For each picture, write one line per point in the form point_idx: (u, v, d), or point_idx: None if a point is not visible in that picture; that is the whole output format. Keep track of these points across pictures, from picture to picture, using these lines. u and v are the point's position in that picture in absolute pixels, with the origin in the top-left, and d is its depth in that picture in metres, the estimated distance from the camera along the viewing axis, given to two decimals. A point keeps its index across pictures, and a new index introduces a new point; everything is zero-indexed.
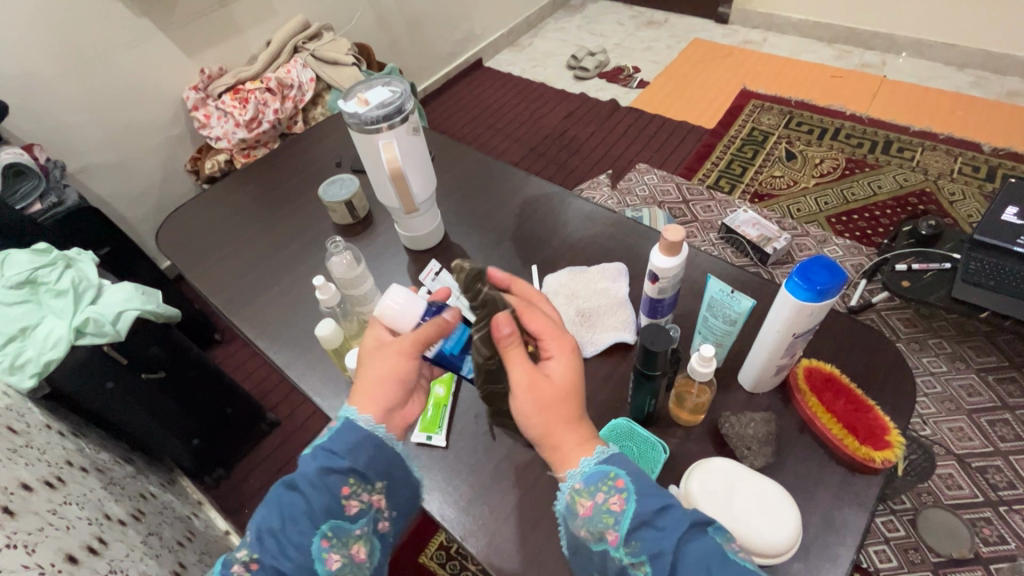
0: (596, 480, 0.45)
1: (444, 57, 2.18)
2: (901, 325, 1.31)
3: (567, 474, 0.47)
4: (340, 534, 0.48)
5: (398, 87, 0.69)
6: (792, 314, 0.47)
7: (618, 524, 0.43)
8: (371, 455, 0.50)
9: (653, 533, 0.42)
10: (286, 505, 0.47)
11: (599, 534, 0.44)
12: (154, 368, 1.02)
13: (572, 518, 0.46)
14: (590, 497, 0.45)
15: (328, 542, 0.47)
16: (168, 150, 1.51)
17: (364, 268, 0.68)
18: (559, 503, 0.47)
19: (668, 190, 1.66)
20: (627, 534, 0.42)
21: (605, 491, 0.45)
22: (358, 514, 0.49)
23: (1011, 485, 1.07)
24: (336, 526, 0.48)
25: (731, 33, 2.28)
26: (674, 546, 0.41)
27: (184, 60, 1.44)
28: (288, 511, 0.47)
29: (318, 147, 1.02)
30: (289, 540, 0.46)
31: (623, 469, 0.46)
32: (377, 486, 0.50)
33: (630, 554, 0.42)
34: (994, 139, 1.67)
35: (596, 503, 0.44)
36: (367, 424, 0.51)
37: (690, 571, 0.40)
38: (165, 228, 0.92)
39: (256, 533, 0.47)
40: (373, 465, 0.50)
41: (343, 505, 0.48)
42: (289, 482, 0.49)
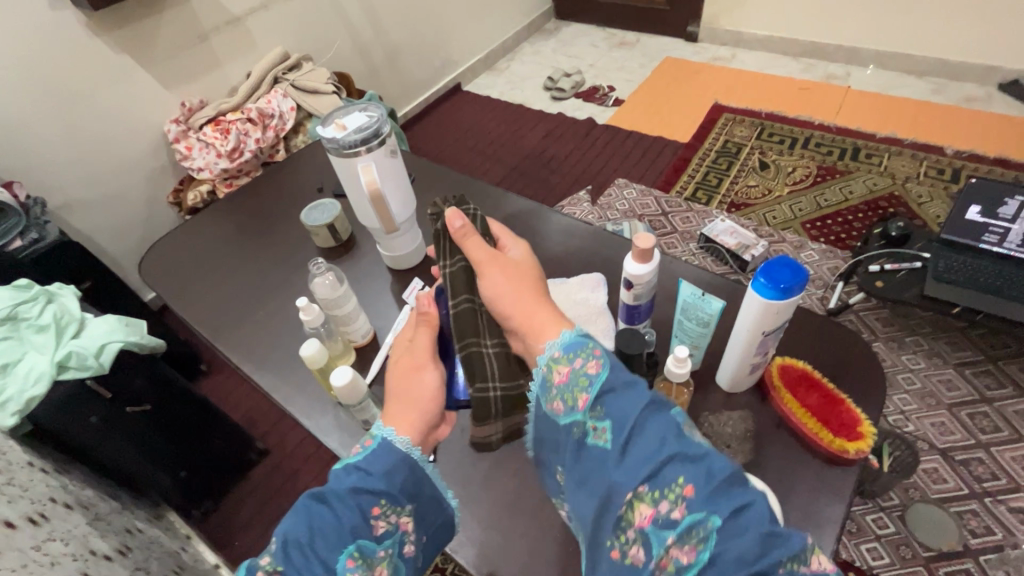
0: (574, 348, 0.45)
1: (423, 82, 2.23)
2: (878, 324, 1.34)
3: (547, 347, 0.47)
4: (366, 553, 0.44)
5: (374, 111, 0.71)
6: (760, 312, 0.49)
7: (589, 386, 0.42)
8: (404, 478, 0.49)
9: (619, 400, 0.40)
10: (317, 521, 0.44)
11: (570, 402, 0.43)
12: (139, 401, 1.02)
13: (550, 391, 0.45)
14: (568, 362, 0.44)
15: (355, 562, 0.43)
16: (150, 183, 1.51)
17: (347, 288, 0.69)
18: (537, 377, 0.47)
19: (647, 203, 1.70)
20: (596, 397, 0.41)
21: (582, 357, 0.44)
22: (384, 535, 0.46)
23: (995, 476, 1.09)
24: (365, 547, 0.44)
25: (700, 50, 2.36)
26: (636, 416, 0.39)
27: (165, 94, 1.46)
28: (318, 526, 0.44)
29: (299, 174, 1.04)
30: (316, 555, 0.42)
31: (604, 344, 0.45)
32: (405, 509, 0.48)
33: (594, 418, 0.41)
34: (956, 142, 1.74)
35: (573, 367, 0.44)
36: (403, 445, 0.50)
37: (643, 443, 0.37)
38: (148, 259, 0.92)
39: (283, 546, 0.43)
40: (407, 486, 0.49)
41: (372, 525, 0.45)
42: (319, 496, 0.46)
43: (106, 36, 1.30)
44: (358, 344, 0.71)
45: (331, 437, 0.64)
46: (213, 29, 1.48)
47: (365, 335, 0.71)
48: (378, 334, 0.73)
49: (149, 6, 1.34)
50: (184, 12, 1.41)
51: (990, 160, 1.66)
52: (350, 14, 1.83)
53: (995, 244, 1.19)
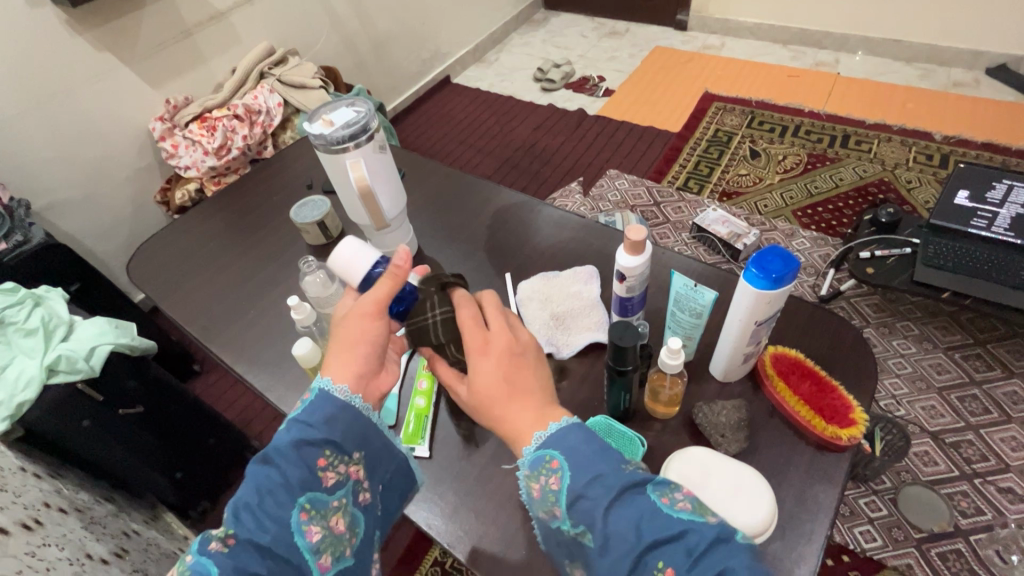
0: (537, 465, 0.45)
1: (412, 76, 2.21)
2: (869, 310, 1.35)
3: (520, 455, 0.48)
4: (319, 504, 0.46)
5: (362, 106, 0.70)
6: (753, 302, 0.49)
7: (558, 500, 0.43)
8: (347, 426, 0.50)
9: (587, 505, 0.41)
10: (264, 479, 0.45)
11: (550, 513, 0.44)
12: (131, 403, 1.01)
13: (532, 503, 0.46)
14: (536, 480, 0.45)
15: (308, 514, 0.45)
16: (136, 183, 1.49)
17: (338, 285, 0.68)
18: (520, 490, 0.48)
19: (639, 193, 1.70)
20: (566, 511, 0.42)
21: (546, 474, 0.44)
22: (335, 484, 0.48)
23: (984, 458, 1.11)
24: (317, 498, 0.46)
25: (690, 39, 2.35)
26: (604, 515, 0.40)
27: (149, 92, 1.43)
28: (266, 485, 0.45)
29: (288, 170, 1.03)
30: (268, 513, 0.44)
31: (560, 446, 0.45)
32: (353, 457, 0.50)
33: (575, 527, 0.42)
34: (945, 128, 1.74)
35: (542, 485, 0.45)
36: (342, 394, 0.51)
37: (619, 543, 0.38)
38: (136, 259, 0.91)
39: (233, 512, 0.44)
40: (350, 435, 0.50)
41: (320, 476, 0.47)
42: (264, 458, 0.47)
43: (87, 33, 1.28)
44: None
45: None
46: (197, 25, 1.46)
47: None
48: None
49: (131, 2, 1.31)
50: (167, 8, 1.38)
51: (979, 145, 1.67)
52: (336, 7, 1.80)
53: (983, 229, 1.19)
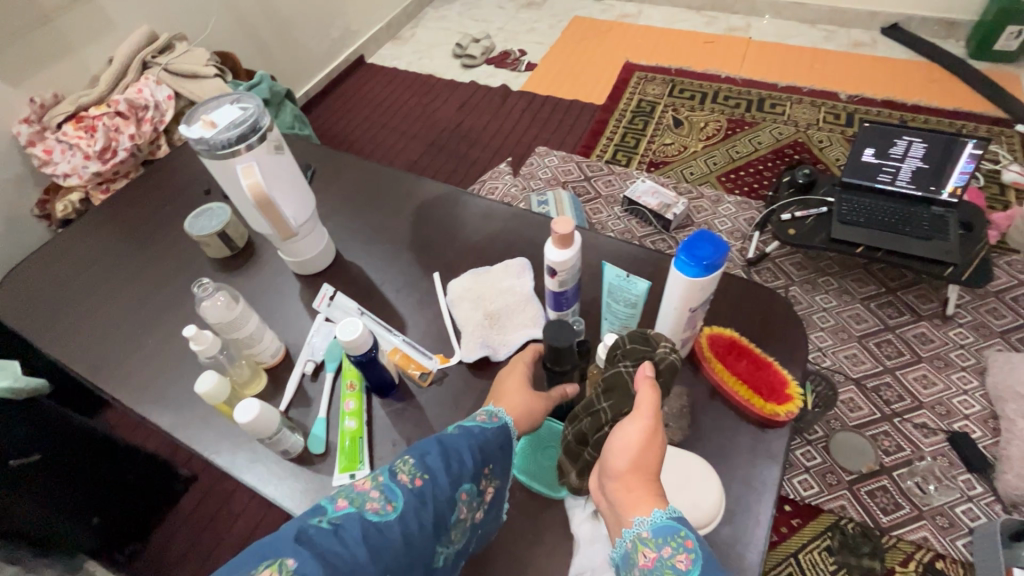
0: (666, 534, 0.39)
1: (322, 57, 2.06)
2: (793, 269, 1.42)
3: (633, 517, 0.41)
4: (472, 496, 0.46)
5: (249, 103, 0.63)
6: (686, 291, 0.48)
7: None
8: (500, 455, 0.49)
9: None
10: (450, 452, 0.45)
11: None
12: (25, 451, 0.89)
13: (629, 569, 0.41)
14: (654, 549, 0.39)
15: (466, 498, 0.45)
16: (5, 197, 1.30)
17: (244, 306, 0.62)
18: (619, 548, 0.42)
19: (570, 170, 1.68)
20: None
21: (672, 546, 0.39)
22: (478, 499, 0.47)
23: (901, 398, 1.20)
24: (472, 493, 0.46)
25: (607, 8, 2.33)
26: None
27: (6, 89, 1.24)
28: (449, 455, 0.45)
29: (182, 174, 0.92)
30: (449, 475, 0.44)
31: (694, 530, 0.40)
32: (494, 482, 0.49)
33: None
34: (849, 87, 1.83)
35: (660, 556, 0.39)
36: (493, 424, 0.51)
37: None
38: (5, 291, 0.79)
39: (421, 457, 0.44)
40: (501, 463, 0.50)
41: (478, 480, 0.47)
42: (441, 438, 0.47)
43: None
44: (268, 364, 0.64)
45: (248, 472, 0.58)
46: (56, 9, 1.27)
47: (275, 354, 0.64)
48: (291, 351, 0.67)
49: None
50: None
51: (879, 102, 1.77)
52: None
53: (888, 183, 1.28)
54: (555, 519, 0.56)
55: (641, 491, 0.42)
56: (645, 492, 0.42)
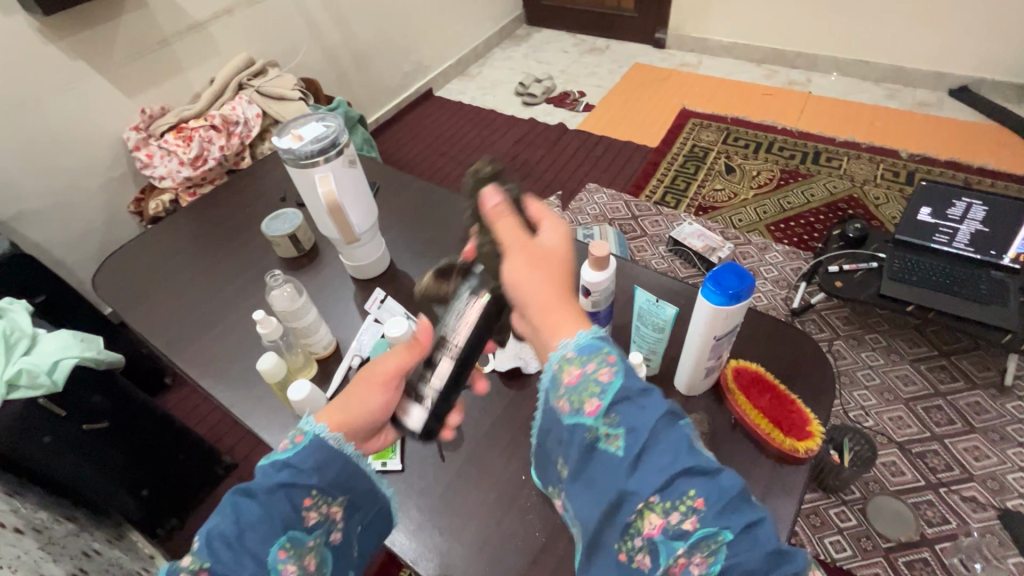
0: (590, 351, 0.41)
1: (394, 88, 2.22)
2: (839, 322, 1.38)
3: (559, 343, 0.43)
4: (297, 543, 0.46)
5: (332, 122, 0.71)
6: (711, 318, 0.52)
7: (604, 391, 0.39)
8: (337, 470, 0.49)
9: (636, 407, 0.38)
10: (245, 520, 0.44)
11: (579, 404, 0.39)
12: (97, 417, 0.98)
13: (556, 389, 0.41)
14: (579, 366, 0.41)
15: (286, 553, 0.45)
16: (108, 192, 1.47)
17: (306, 299, 0.69)
18: (546, 374, 0.43)
19: (617, 207, 1.73)
20: (609, 405, 0.38)
21: (596, 363, 0.40)
22: (316, 525, 0.48)
23: (948, 467, 1.14)
24: (296, 538, 0.46)
25: (668, 56, 2.40)
26: (650, 426, 0.37)
27: (124, 101, 1.42)
28: (246, 518, 0.44)
29: (264, 182, 1.02)
30: (246, 548, 0.43)
31: (617, 348, 0.42)
32: (337, 499, 0.50)
33: (607, 425, 0.38)
34: (911, 146, 1.80)
35: (586, 372, 0.40)
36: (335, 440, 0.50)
37: (657, 456, 0.36)
38: (104, 271, 0.90)
39: (206, 538, 0.43)
40: (338, 479, 0.50)
41: (303, 516, 0.47)
42: (245, 489, 0.46)
43: (61, 42, 1.26)
44: (320, 355, 0.71)
45: None
46: (174, 35, 1.46)
47: (328, 346, 0.71)
48: (341, 346, 0.73)
49: (108, 11, 1.31)
50: (143, 17, 1.38)
51: (943, 163, 1.73)
52: (317, 20, 1.81)
53: (944, 245, 1.25)
54: (568, 526, 0.59)
55: (564, 307, 0.45)
56: (566, 307, 0.45)
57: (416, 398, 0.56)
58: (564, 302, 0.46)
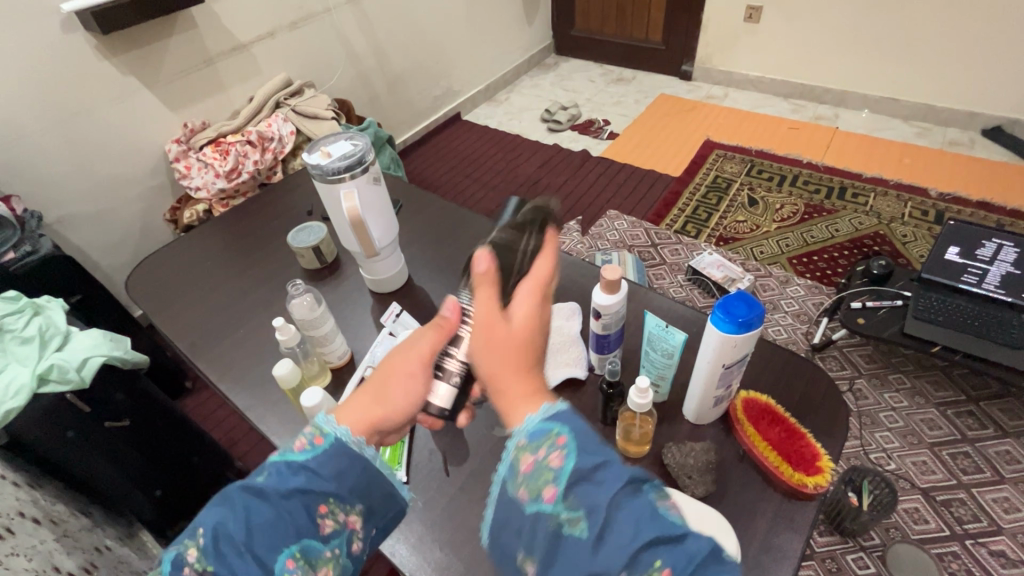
0: (540, 436, 0.39)
1: (423, 111, 2.29)
2: (861, 360, 1.35)
3: (518, 425, 0.41)
4: (310, 555, 0.43)
5: (360, 141, 0.74)
6: (720, 346, 0.53)
7: (557, 476, 0.36)
8: (356, 477, 0.49)
9: (591, 486, 0.35)
10: (260, 522, 0.42)
11: (536, 491, 0.36)
12: (118, 416, 1.00)
13: (515, 479, 0.39)
14: (533, 452, 0.39)
15: (296, 563, 0.42)
16: (147, 200, 1.54)
17: (324, 309, 0.71)
18: (503, 464, 0.40)
19: (637, 234, 1.73)
20: (566, 489, 0.35)
21: (546, 448, 0.38)
22: (331, 534, 0.46)
23: (976, 518, 1.09)
24: (309, 547, 0.43)
25: (694, 88, 2.43)
26: (609, 500, 0.34)
27: (168, 115, 1.49)
28: (257, 522, 0.42)
29: (293, 196, 1.06)
30: (253, 552, 0.41)
31: (569, 425, 0.39)
32: (354, 508, 0.48)
33: (567, 508, 0.35)
34: (941, 185, 1.78)
35: (537, 459, 0.38)
36: (355, 444, 0.50)
37: (619, 531, 0.33)
38: (136, 274, 0.94)
39: (212, 540, 0.40)
40: (356, 487, 0.48)
41: (318, 524, 0.45)
42: (255, 490, 0.44)
43: (115, 59, 1.35)
44: (334, 365, 0.73)
45: None
46: (219, 55, 1.54)
47: (342, 356, 0.73)
48: (356, 356, 0.75)
49: (159, 32, 1.39)
50: (191, 38, 1.46)
51: (974, 203, 1.69)
52: (354, 44, 1.89)
53: (974, 285, 1.20)
54: None
55: (519, 385, 0.44)
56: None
57: (443, 375, 0.50)
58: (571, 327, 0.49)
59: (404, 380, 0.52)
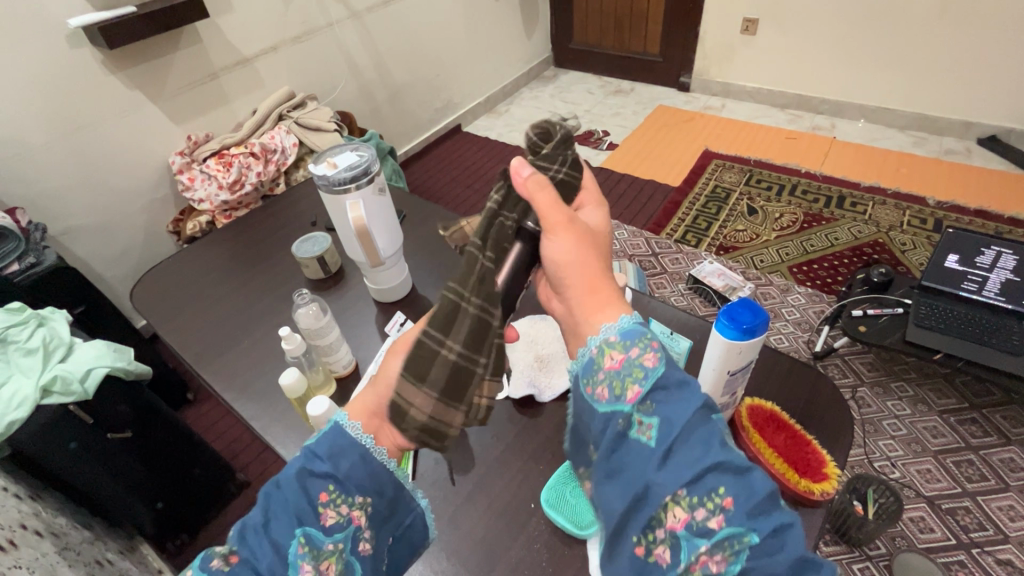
0: (631, 335, 0.41)
1: (424, 123, 2.31)
2: (864, 369, 1.35)
3: (599, 328, 0.44)
4: (314, 543, 0.43)
5: (365, 151, 0.75)
6: (725, 352, 0.53)
7: (644, 376, 0.38)
8: (356, 464, 0.47)
9: (672, 399, 0.37)
10: (273, 505, 0.44)
11: (621, 390, 0.39)
12: (121, 427, 0.99)
13: (592, 378, 0.41)
14: (621, 352, 0.41)
15: (303, 550, 0.43)
16: (151, 212, 1.55)
17: (330, 318, 0.71)
18: (584, 358, 0.43)
19: (638, 244, 1.74)
20: (648, 390, 0.38)
21: (636, 348, 0.40)
22: (334, 525, 0.44)
23: (982, 527, 1.08)
24: (312, 536, 0.43)
25: (692, 99, 2.45)
26: (685, 419, 0.36)
27: (172, 128, 1.51)
28: (271, 507, 0.44)
29: (297, 207, 1.07)
30: (268, 536, 0.43)
31: (661, 339, 0.41)
32: (358, 501, 0.47)
33: (643, 413, 0.37)
34: (939, 194, 1.79)
35: (627, 356, 0.40)
36: (354, 432, 0.49)
37: (688, 449, 0.35)
38: (141, 284, 0.94)
39: (239, 530, 0.44)
40: (358, 475, 0.47)
41: (319, 513, 0.44)
42: (271, 480, 0.47)
43: (121, 73, 1.36)
44: (339, 374, 0.73)
45: None
46: (223, 69, 1.56)
47: (347, 365, 0.73)
48: (360, 365, 0.75)
49: (165, 47, 1.41)
50: (196, 52, 1.48)
51: (972, 211, 1.71)
52: (356, 58, 1.91)
53: (975, 293, 1.20)
54: (576, 559, 0.58)
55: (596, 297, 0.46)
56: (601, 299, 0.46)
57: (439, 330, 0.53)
58: (598, 291, 0.46)
59: (390, 355, 0.52)
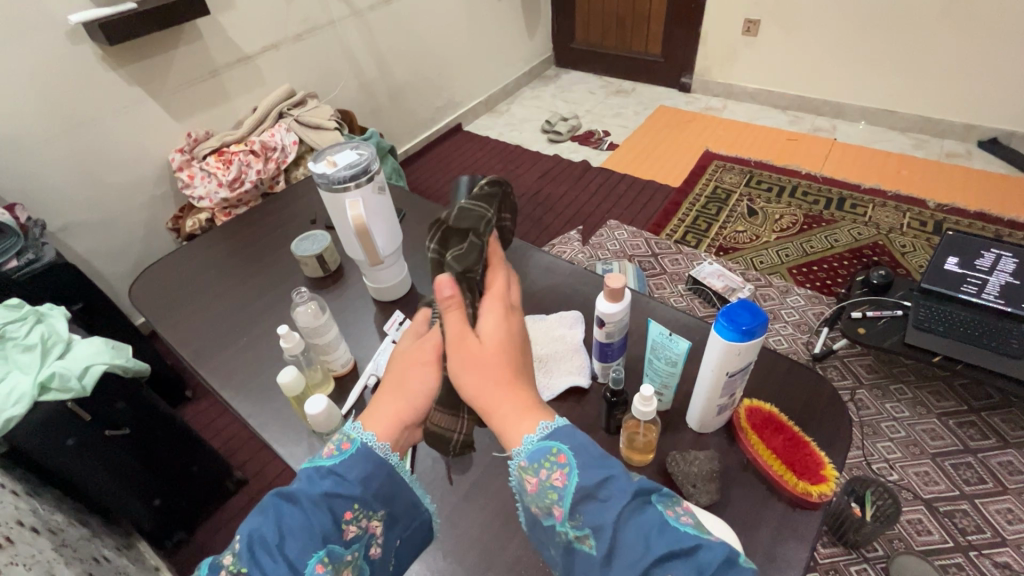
0: (538, 457, 0.41)
1: (425, 122, 2.30)
2: (863, 370, 1.35)
3: (514, 447, 0.43)
4: (335, 558, 0.44)
5: (365, 150, 0.75)
6: (723, 354, 0.53)
7: (560, 499, 0.40)
8: (379, 482, 0.48)
9: (595, 506, 0.38)
10: (294, 524, 0.43)
11: (548, 510, 0.41)
12: (119, 424, 0.99)
13: (527, 496, 0.43)
14: (535, 474, 0.42)
15: (324, 567, 0.42)
16: (150, 209, 1.55)
17: (329, 317, 0.71)
18: (513, 480, 0.45)
19: (638, 244, 1.74)
20: (569, 508, 0.39)
21: (547, 468, 0.41)
22: (354, 538, 0.46)
23: (980, 529, 1.08)
24: (333, 552, 0.44)
25: (693, 100, 2.45)
26: (615, 519, 0.37)
27: (173, 125, 1.51)
28: (289, 525, 0.43)
29: (296, 205, 1.07)
30: (284, 555, 0.42)
31: (567, 443, 0.42)
32: (378, 514, 0.48)
33: (574, 527, 0.39)
34: (939, 197, 1.79)
35: (541, 479, 0.41)
36: (381, 450, 0.50)
37: (627, 551, 0.36)
38: (140, 281, 0.94)
39: (248, 544, 0.42)
40: (380, 492, 0.48)
41: (342, 529, 0.45)
42: (289, 495, 0.45)
43: (121, 69, 1.36)
44: (338, 373, 0.73)
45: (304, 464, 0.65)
46: (224, 66, 1.55)
47: (345, 364, 0.73)
48: (359, 364, 0.75)
49: (166, 43, 1.41)
50: (197, 49, 1.47)
51: (972, 214, 1.71)
52: (357, 56, 1.91)
53: (974, 295, 1.20)
54: None
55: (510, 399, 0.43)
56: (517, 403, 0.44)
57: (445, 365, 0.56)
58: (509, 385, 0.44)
59: (417, 374, 0.53)
